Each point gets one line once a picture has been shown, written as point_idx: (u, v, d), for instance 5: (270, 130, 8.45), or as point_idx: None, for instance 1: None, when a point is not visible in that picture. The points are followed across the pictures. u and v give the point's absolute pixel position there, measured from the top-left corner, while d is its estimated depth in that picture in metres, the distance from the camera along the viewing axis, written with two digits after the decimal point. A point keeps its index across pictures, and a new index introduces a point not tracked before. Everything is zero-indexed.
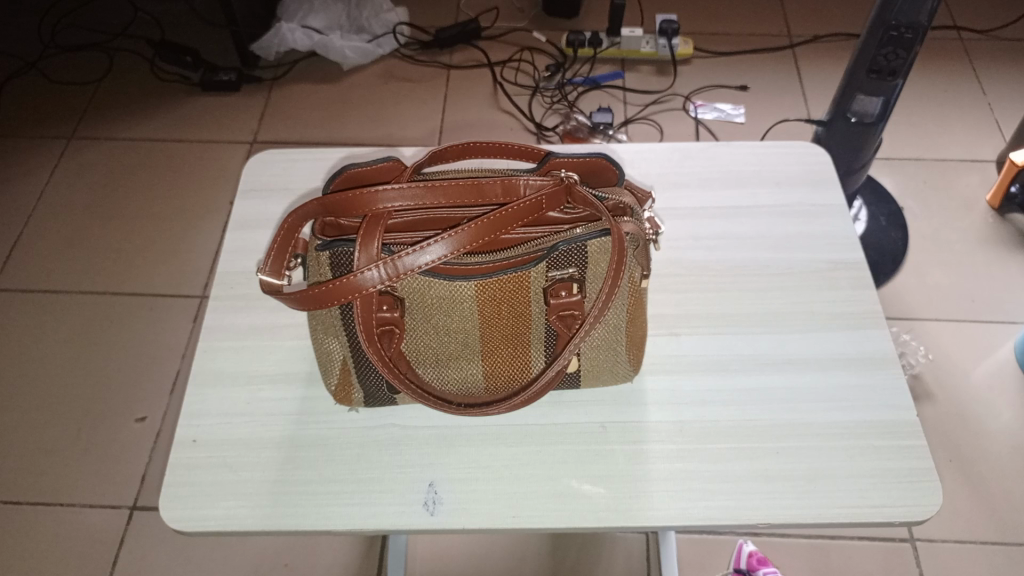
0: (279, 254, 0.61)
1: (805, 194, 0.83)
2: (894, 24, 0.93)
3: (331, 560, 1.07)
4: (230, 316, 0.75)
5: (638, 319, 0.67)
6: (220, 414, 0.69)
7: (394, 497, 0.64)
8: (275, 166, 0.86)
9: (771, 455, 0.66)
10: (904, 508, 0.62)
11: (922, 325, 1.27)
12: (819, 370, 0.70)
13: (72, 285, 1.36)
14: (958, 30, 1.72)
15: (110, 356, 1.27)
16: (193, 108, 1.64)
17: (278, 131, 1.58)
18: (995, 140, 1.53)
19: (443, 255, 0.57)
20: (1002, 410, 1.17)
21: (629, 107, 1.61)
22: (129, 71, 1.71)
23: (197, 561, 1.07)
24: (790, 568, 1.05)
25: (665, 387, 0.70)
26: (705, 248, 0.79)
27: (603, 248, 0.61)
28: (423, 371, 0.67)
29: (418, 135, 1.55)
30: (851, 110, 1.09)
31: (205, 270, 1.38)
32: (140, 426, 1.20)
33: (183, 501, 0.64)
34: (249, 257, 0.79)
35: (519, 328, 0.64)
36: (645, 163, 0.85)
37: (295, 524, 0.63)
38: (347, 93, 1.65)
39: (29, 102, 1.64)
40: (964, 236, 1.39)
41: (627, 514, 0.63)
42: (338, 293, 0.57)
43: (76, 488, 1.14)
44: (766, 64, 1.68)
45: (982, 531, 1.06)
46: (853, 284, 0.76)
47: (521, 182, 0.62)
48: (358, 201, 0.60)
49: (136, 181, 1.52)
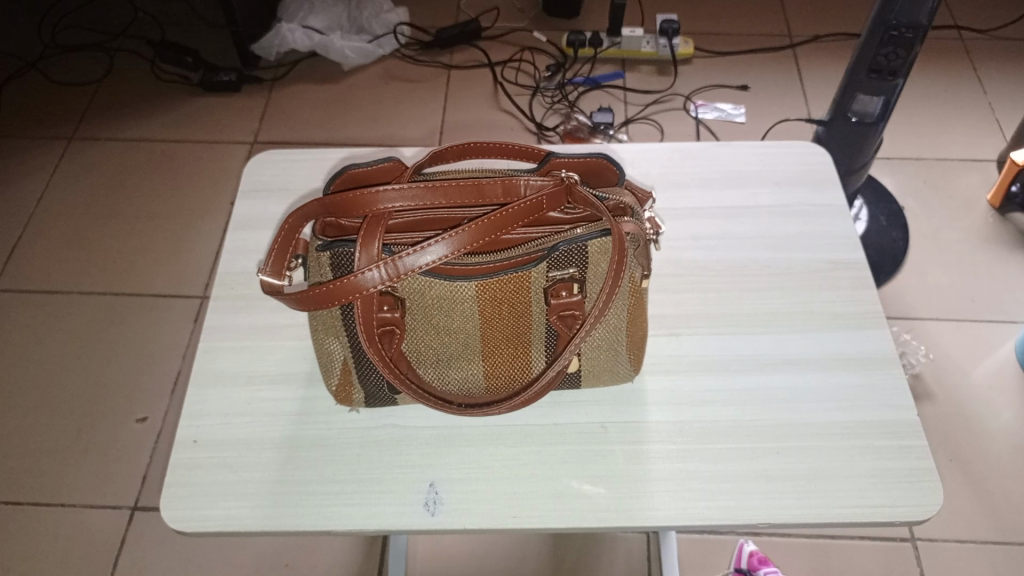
0: (279, 254, 0.61)
1: (805, 194, 0.83)
2: (894, 24, 0.93)
3: (332, 560, 1.07)
4: (230, 316, 0.75)
5: (638, 319, 0.67)
6: (220, 414, 0.69)
7: (394, 497, 0.64)
8: (275, 166, 0.86)
9: (770, 455, 0.66)
10: (904, 508, 0.62)
11: (922, 325, 1.27)
12: (819, 370, 0.70)
13: (73, 285, 1.36)
14: (958, 29, 1.72)
15: (111, 357, 1.28)
16: (194, 108, 1.64)
17: (278, 131, 1.58)
18: (995, 140, 1.53)
19: (443, 255, 0.57)
20: (1003, 410, 1.17)
21: (629, 107, 1.61)
22: (129, 71, 1.71)
23: (197, 562, 1.07)
24: (790, 568, 1.05)
25: (665, 387, 0.70)
26: (705, 248, 0.79)
27: (603, 248, 0.61)
28: (424, 372, 0.67)
29: (419, 136, 1.56)
30: (852, 110, 1.09)
31: (205, 270, 1.38)
32: (141, 426, 1.20)
33: (183, 501, 0.64)
34: (249, 257, 0.79)
35: (519, 328, 0.64)
36: (645, 163, 0.85)
37: (295, 524, 0.63)
38: (348, 93, 1.65)
39: (30, 102, 1.64)
40: (965, 236, 1.39)
41: (627, 514, 0.63)
42: (339, 293, 0.57)
43: (76, 489, 1.14)
44: (766, 64, 1.68)
45: (982, 531, 1.06)
46: (853, 284, 0.76)
47: (522, 182, 0.62)
48: (358, 202, 0.60)
49: (136, 181, 1.52)
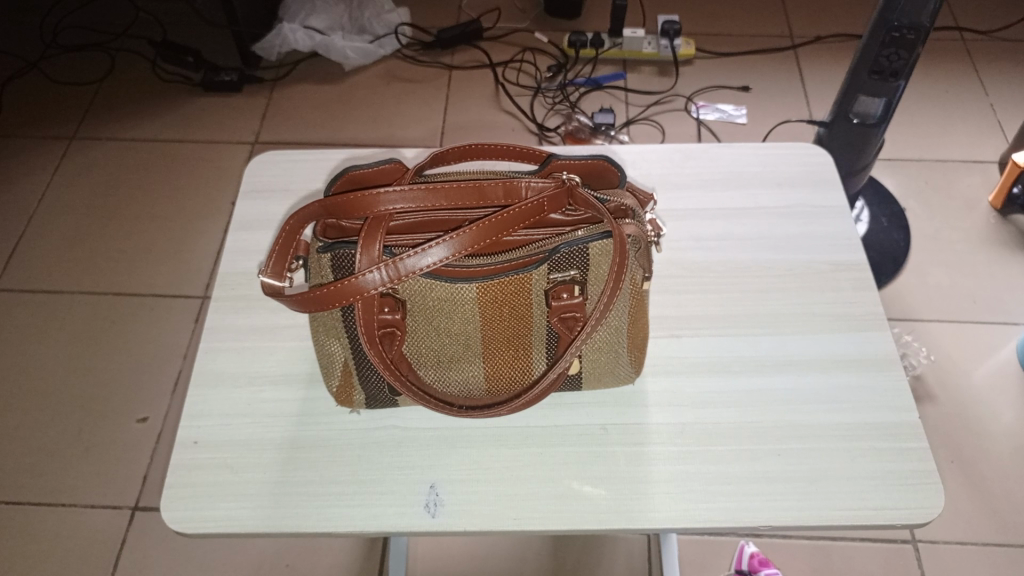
0: (280, 255, 0.61)
1: (806, 195, 0.83)
2: (895, 25, 0.93)
3: (332, 561, 1.07)
4: (231, 317, 0.75)
5: (639, 321, 0.67)
6: (221, 415, 0.69)
7: (395, 498, 0.64)
8: (276, 167, 0.86)
9: (772, 457, 0.65)
10: (905, 511, 0.62)
11: (923, 326, 1.27)
12: (821, 372, 0.70)
13: (74, 286, 1.36)
14: (959, 30, 1.72)
15: (112, 357, 1.28)
16: (195, 108, 1.64)
17: (280, 131, 1.58)
18: (996, 141, 1.53)
19: (445, 257, 0.57)
20: (1004, 412, 1.17)
21: (630, 108, 1.61)
22: (130, 71, 1.71)
23: (199, 560, 1.07)
24: (791, 569, 1.05)
25: (666, 388, 0.70)
26: (706, 248, 0.79)
27: (604, 250, 0.61)
28: (424, 373, 0.67)
29: (420, 136, 1.55)
30: (852, 111, 1.09)
31: (206, 270, 1.38)
32: (141, 426, 1.20)
33: (183, 502, 0.64)
34: (250, 258, 0.79)
35: (520, 330, 0.64)
36: (646, 163, 0.85)
37: (295, 525, 0.63)
38: (349, 93, 1.65)
39: (31, 102, 1.65)
40: (966, 237, 1.39)
41: (628, 516, 0.63)
42: (339, 295, 0.57)
43: (77, 489, 1.14)
44: (767, 65, 1.68)
45: (983, 532, 1.06)
46: (854, 286, 0.76)
47: (522, 183, 0.62)
48: (359, 204, 0.60)
49: (138, 181, 1.52)
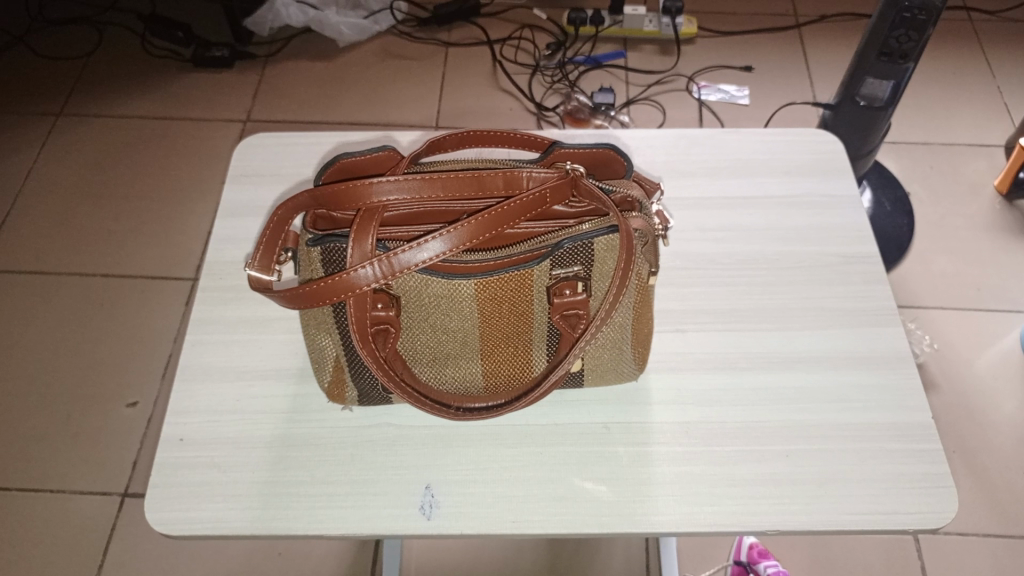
0: (268, 246, 0.58)
1: (815, 184, 0.80)
2: (907, 6, 0.90)
3: (324, 553, 1.05)
4: (219, 308, 0.72)
5: (644, 318, 0.64)
6: (207, 411, 0.66)
7: (389, 499, 0.62)
8: (267, 151, 0.83)
9: (780, 458, 0.63)
10: (917, 515, 0.60)
11: (926, 313, 1.25)
12: (829, 371, 0.68)
13: (61, 267, 1.33)
14: (967, 11, 1.68)
15: (102, 340, 1.25)
16: (184, 84, 1.59)
17: (271, 109, 1.54)
18: (1003, 124, 1.49)
19: (443, 252, 0.54)
20: (1007, 401, 1.15)
21: (631, 88, 1.56)
22: (118, 47, 1.66)
23: (192, 552, 1.05)
24: (790, 561, 1.04)
25: (671, 387, 0.68)
26: (711, 239, 0.76)
27: (610, 245, 0.58)
28: (420, 371, 0.64)
29: (415, 116, 1.51)
30: (860, 94, 1.05)
31: (196, 252, 1.34)
32: (131, 411, 1.18)
33: (169, 502, 0.62)
34: (238, 246, 0.76)
35: (520, 326, 0.61)
36: (649, 150, 0.82)
37: (286, 527, 0.61)
38: (342, 71, 1.60)
39: (16, 77, 1.59)
40: (970, 223, 1.36)
41: (630, 519, 0.61)
42: (330, 291, 0.54)
43: (65, 476, 1.11)
44: (771, 44, 1.64)
45: (984, 523, 1.05)
46: (866, 278, 0.73)
47: (523, 173, 0.59)
48: (350, 194, 0.56)
49: (127, 158, 1.48)
